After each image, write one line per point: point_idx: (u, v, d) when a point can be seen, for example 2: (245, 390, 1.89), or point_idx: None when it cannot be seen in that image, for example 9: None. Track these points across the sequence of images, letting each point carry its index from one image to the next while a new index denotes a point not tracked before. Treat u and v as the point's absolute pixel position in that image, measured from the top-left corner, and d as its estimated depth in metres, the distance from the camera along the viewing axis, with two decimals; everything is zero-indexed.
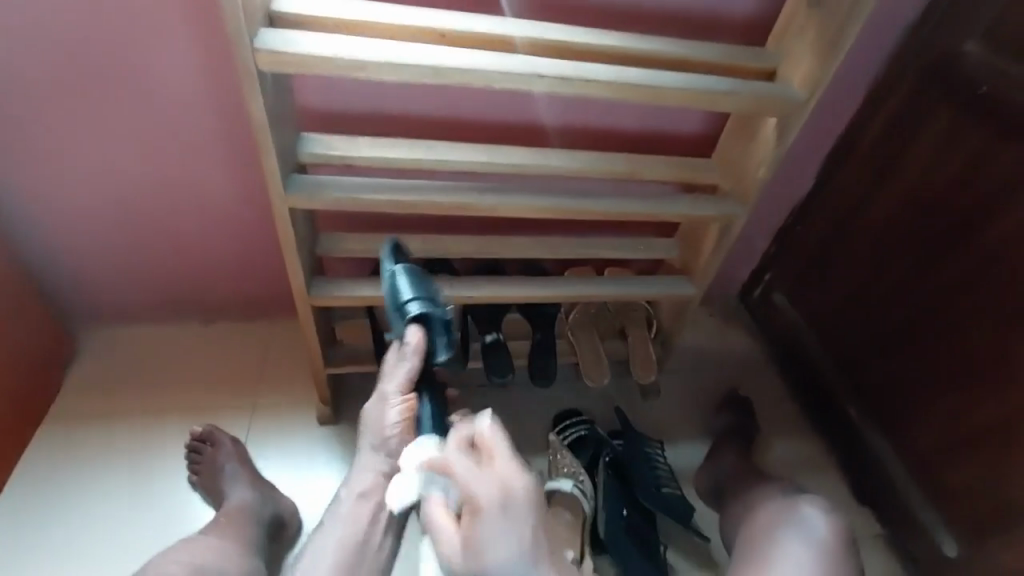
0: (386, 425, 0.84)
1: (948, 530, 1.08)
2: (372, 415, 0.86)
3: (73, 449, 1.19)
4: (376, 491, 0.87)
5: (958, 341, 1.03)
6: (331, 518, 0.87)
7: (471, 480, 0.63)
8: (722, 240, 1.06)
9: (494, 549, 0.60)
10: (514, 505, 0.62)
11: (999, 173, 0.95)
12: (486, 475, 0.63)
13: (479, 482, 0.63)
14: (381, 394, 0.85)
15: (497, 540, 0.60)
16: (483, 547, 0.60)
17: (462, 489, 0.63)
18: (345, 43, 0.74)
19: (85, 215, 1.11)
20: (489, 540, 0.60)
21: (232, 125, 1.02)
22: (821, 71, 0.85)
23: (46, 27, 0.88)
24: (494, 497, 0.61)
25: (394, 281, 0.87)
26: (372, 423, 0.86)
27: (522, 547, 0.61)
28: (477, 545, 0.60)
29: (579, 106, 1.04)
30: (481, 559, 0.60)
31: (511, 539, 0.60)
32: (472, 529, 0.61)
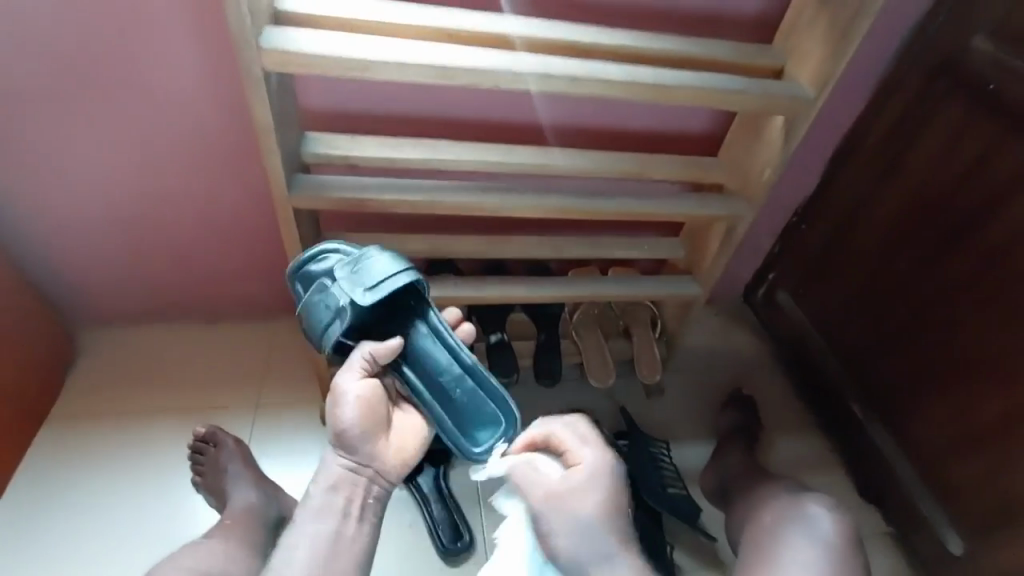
0: (346, 409, 0.80)
1: (952, 527, 1.08)
2: (329, 406, 0.82)
3: (76, 449, 1.19)
4: (346, 480, 0.80)
5: (964, 339, 1.02)
6: (298, 519, 0.78)
7: (576, 447, 0.79)
8: (729, 239, 1.05)
9: (585, 503, 0.76)
10: (608, 474, 0.78)
11: (1005, 171, 0.94)
12: (588, 450, 0.79)
13: (579, 450, 0.79)
14: (335, 385, 0.82)
15: (592, 498, 0.76)
16: (578, 497, 0.76)
17: (570, 458, 0.79)
18: (350, 42, 0.73)
19: (86, 216, 1.10)
20: (587, 498, 0.76)
21: (235, 125, 1.01)
22: (830, 69, 0.84)
23: (47, 27, 0.88)
24: (595, 463, 0.78)
25: (312, 303, 0.88)
26: (329, 414, 0.81)
27: (610, 506, 0.76)
28: (574, 499, 0.76)
29: (585, 105, 1.03)
30: (576, 511, 0.75)
31: (602, 497, 0.76)
32: (574, 479, 0.77)
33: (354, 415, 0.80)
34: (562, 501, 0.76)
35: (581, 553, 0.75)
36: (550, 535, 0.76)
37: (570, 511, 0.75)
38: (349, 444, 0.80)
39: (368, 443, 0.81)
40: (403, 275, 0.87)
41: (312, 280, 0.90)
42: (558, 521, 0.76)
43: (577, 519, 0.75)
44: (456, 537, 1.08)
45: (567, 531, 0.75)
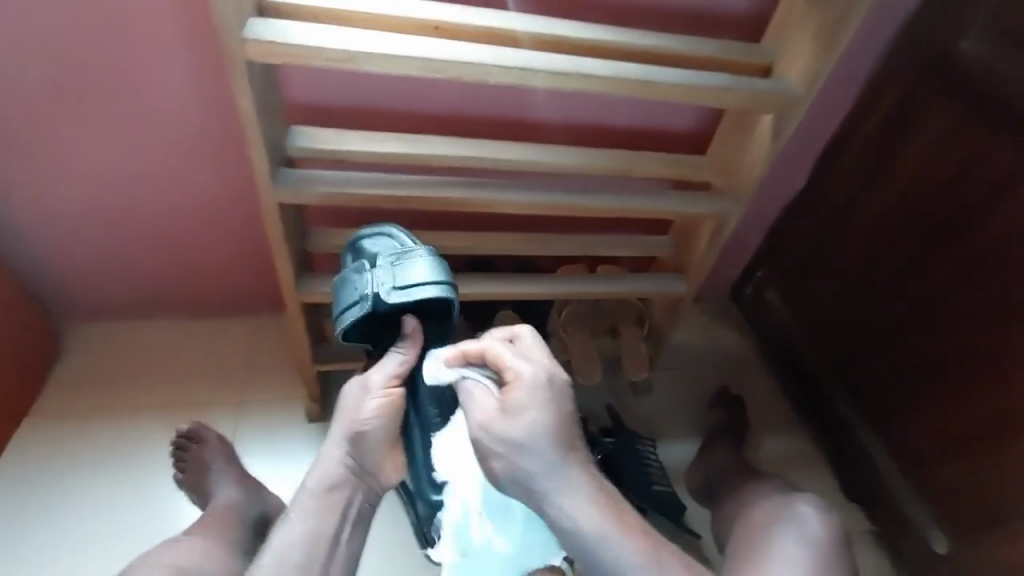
0: (364, 414, 0.82)
1: (936, 524, 1.09)
2: (350, 400, 0.84)
3: (55, 447, 1.16)
4: (346, 483, 0.81)
5: (951, 339, 1.03)
6: (294, 512, 0.79)
7: (511, 356, 0.78)
8: (717, 237, 1.06)
9: (524, 417, 0.76)
10: (547, 383, 0.77)
11: (994, 173, 0.95)
12: (525, 360, 0.79)
13: (519, 364, 0.78)
14: (363, 383, 0.85)
15: (533, 412, 0.76)
16: (517, 412, 0.76)
17: (505, 372, 0.78)
18: (334, 34, 0.72)
19: (66, 209, 1.08)
20: (528, 412, 0.76)
21: (219, 117, 1.00)
22: (819, 67, 0.84)
23: (25, 15, 0.86)
24: (534, 377, 0.77)
25: (349, 276, 0.91)
26: (348, 409, 0.83)
27: (550, 420, 0.76)
28: (517, 411, 0.76)
29: (573, 101, 1.03)
30: (513, 425, 0.76)
31: (541, 411, 0.76)
32: (512, 396, 0.77)
33: (374, 421, 0.82)
34: (501, 415, 0.77)
35: (524, 463, 0.75)
36: (490, 451, 0.77)
37: (508, 427, 0.76)
38: (359, 446, 0.82)
39: (375, 451, 0.83)
40: (437, 286, 0.90)
41: (360, 258, 0.93)
42: (500, 440, 0.76)
43: (516, 435, 0.75)
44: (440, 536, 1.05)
45: (507, 440, 0.76)
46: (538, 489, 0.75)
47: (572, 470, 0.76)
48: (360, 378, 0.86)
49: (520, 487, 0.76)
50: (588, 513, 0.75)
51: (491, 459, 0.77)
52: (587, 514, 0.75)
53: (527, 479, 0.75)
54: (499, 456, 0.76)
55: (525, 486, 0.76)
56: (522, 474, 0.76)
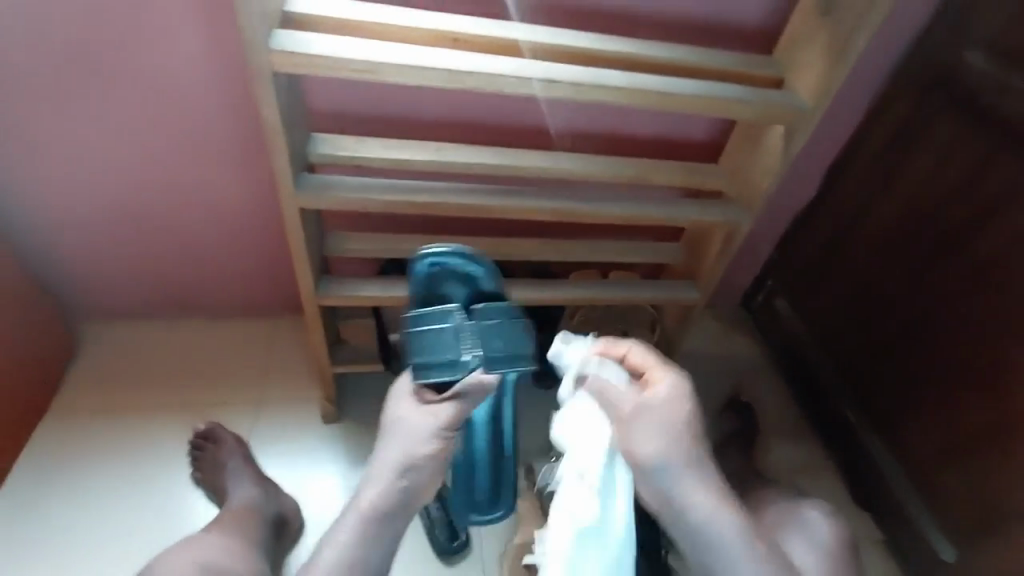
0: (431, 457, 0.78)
1: (942, 534, 1.09)
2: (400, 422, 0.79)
3: (76, 444, 1.19)
4: (396, 511, 0.77)
5: (956, 349, 1.03)
6: (353, 523, 0.76)
7: (655, 367, 0.74)
8: (728, 245, 1.07)
9: (669, 423, 0.70)
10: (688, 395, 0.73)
11: (997, 184, 0.96)
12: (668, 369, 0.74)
13: (657, 387, 0.73)
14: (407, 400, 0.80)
15: (676, 419, 0.71)
16: (665, 418, 0.71)
17: (650, 378, 0.74)
18: (356, 46, 0.75)
19: (92, 212, 1.12)
20: (672, 421, 0.71)
21: (241, 124, 1.02)
22: (830, 79, 0.85)
23: (58, 26, 0.89)
24: (676, 385, 0.73)
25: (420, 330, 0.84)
26: (402, 434, 0.78)
27: (688, 428, 0.71)
28: (664, 415, 0.71)
29: (586, 111, 1.05)
30: (660, 428, 0.70)
31: (684, 419, 0.71)
32: (658, 398, 0.71)
33: (430, 451, 0.77)
34: (644, 419, 0.70)
35: (670, 470, 0.70)
36: (636, 445, 0.70)
37: (655, 430, 0.70)
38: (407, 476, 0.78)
39: (425, 484, 0.79)
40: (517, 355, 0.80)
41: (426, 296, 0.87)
42: (642, 437, 0.70)
43: (659, 435, 0.70)
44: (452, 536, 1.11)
45: (654, 447, 0.70)
46: (682, 500, 0.71)
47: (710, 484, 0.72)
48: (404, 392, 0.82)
49: (665, 497, 0.71)
50: (724, 518, 0.71)
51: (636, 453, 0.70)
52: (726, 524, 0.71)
53: (672, 485, 0.70)
54: (646, 455, 0.70)
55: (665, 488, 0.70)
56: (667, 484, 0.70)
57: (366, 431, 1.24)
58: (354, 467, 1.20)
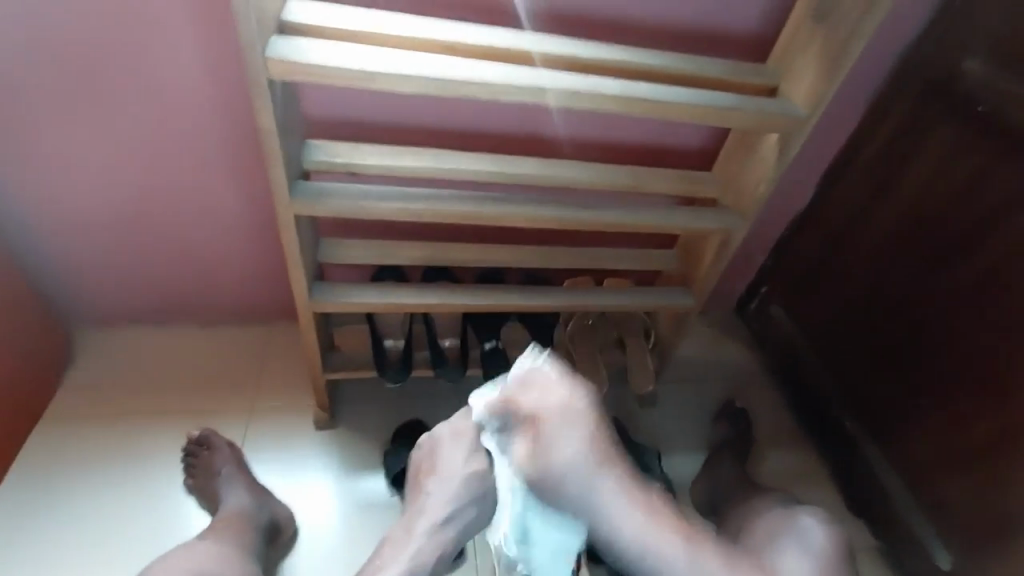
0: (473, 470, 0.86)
1: (941, 541, 1.09)
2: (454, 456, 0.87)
3: (67, 452, 1.18)
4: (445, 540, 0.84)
5: (953, 357, 1.04)
6: (409, 527, 0.84)
7: (541, 403, 0.79)
8: (722, 253, 1.08)
9: (561, 451, 0.77)
10: (576, 417, 0.79)
11: (994, 192, 0.97)
12: (550, 399, 0.80)
13: (547, 416, 0.79)
14: (457, 435, 0.88)
15: (567, 448, 0.78)
16: (555, 448, 0.77)
17: (536, 414, 0.79)
18: (353, 54, 0.75)
19: (85, 218, 1.11)
20: (568, 454, 0.77)
21: (237, 131, 1.02)
22: (823, 90, 0.86)
23: (55, 32, 0.89)
24: (564, 411, 0.79)
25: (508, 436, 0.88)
26: (454, 466, 0.86)
27: (584, 446, 0.78)
28: (555, 458, 0.77)
29: (582, 119, 1.06)
30: (553, 463, 0.77)
31: (576, 445, 0.78)
32: (546, 437, 0.78)
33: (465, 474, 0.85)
34: (538, 460, 0.77)
35: (570, 498, 0.78)
36: (537, 484, 0.78)
37: (548, 466, 0.77)
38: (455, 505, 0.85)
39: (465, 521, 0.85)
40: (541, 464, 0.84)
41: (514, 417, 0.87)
42: (544, 478, 0.77)
43: (555, 470, 0.77)
44: None
45: (545, 472, 0.77)
46: (598, 509, 0.79)
47: (613, 479, 0.80)
48: (450, 428, 0.89)
49: (575, 512, 0.79)
50: (625, 509, 0.80)
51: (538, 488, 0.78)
52: (628, 516, 0.80)
53: (579, 497, 0.78)
54: (554, 493, 0.78)
55: (575, 502, 0.78)
56: (571, 500, 0.78)
57: (360, 439, 1.23)
58: (347, 474, 1.19)
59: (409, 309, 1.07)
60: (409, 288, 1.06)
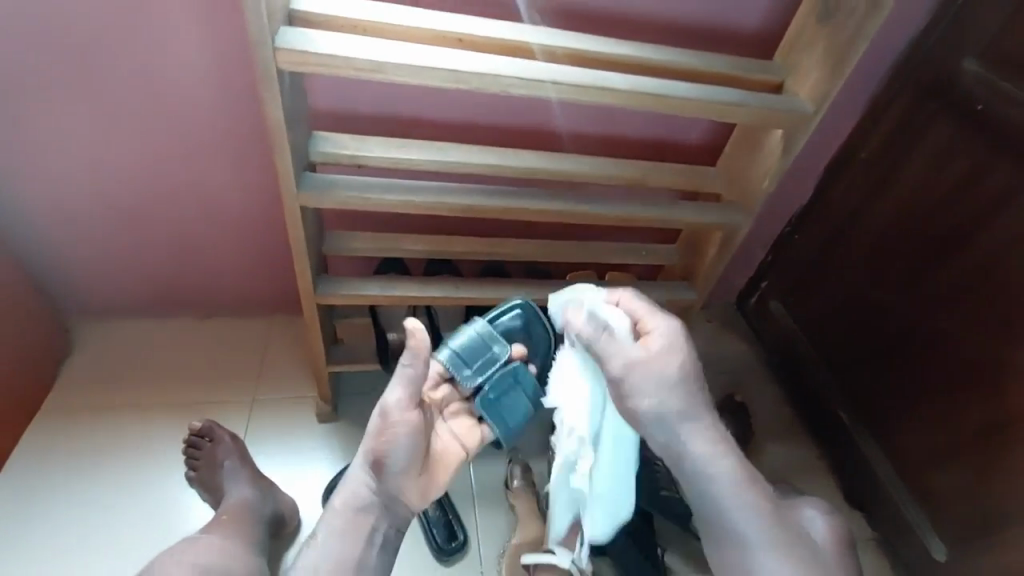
0: (389, 442, 0.73)
1: (934, 533, 1.11)
2: (372, 428, 0.74)
3: (70, 444, 1.17)
4: (373, 507, 0.77)
5: (950, 352, 1.05)
6: (324, 528, 0.77)
7: (649, 316, 0.80)
8: (725, 247, 1.08)
9: (667, 366, 0.77)
10: (679, 340, 0.80)
11: (991, 190, 0.98)
12: (660, 320, 0.80)
13: (654, 315, 0.80)
14: (384, 406, 0.74)
15: (673, 362, 0.78)
16: (672, 354, 0.78)
17: (643, 322, 0.80)
18: (362, 45, 0.74)
19: (86, 208, 1.10)
20: (677, 370, 0.78)
21: (241, 122, 1.02)
22: (828, 86, 0.87)
23: (55, 20, 0.88)
24: (669, 331, 0.80)
25: (469, 339, 0.83)
26: (370, 437, 0.74)
27: (687, 363, 0.79)
28: (652, 363, 0.77)
29: (586, 113, 1.06)
30: (659, 372, 0.77)
31: (681, 357, 0.79)
32: (650, 345, 0.78)
33: (386, 443, 0.73)
34: (643, 362, 0.77)
35: (672, 422, 0.78)
36: (637, 395, 0.77)
37: (654, 380, 0.77)
38: (380, 474, 0.75)
39: (401, 480, 0.76)
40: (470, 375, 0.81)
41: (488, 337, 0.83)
42: (654, 395, 0.77)
43: (663, 393, 0.77)
44: (450, 536, 1.11)
45: (654, 372, 0.77)
46: (679, 434, 0.79)
47: (702, 427, 0.80)
48: (379, 404, 0.75)
49: (668, 434, 0.79)
50: (721, 456, 0.80)
51: (638, 400, 0.77)
52: (722, 463, 0.80)
53: (671, 424, 0.78)
54: (643, 399, 0.77)
55: (672, 430, 0.79)
56: (673, 421, 0.78)
57: (362, 430, 1.24)
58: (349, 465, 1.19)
59: (413, 302, 1.06)
60: (415, 281, 1.07)
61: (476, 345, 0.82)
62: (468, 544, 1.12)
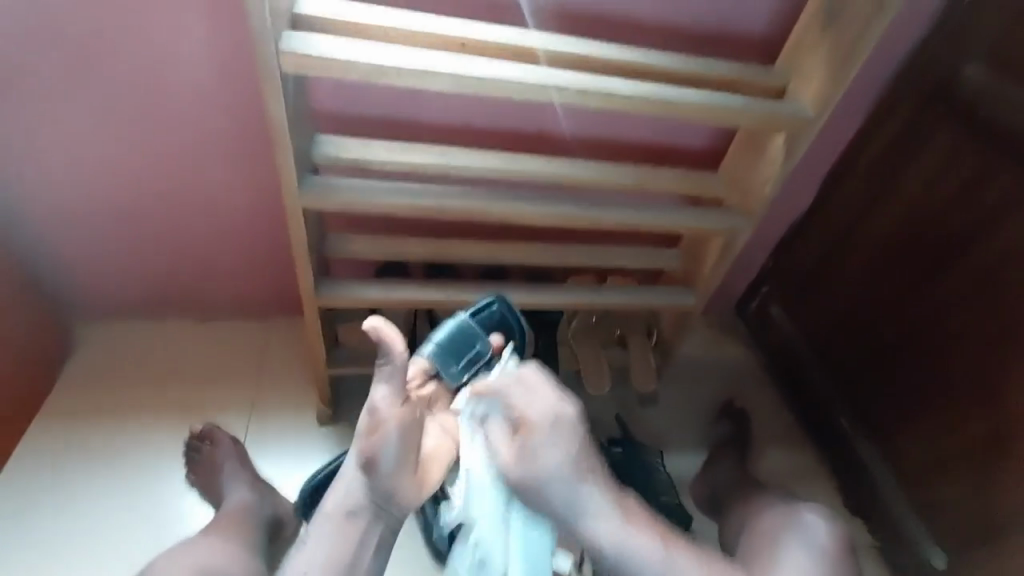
0: (379, 441, 0.73)
1: (935, 541, 1.11)
2: (360, 429, 0.74)
3: (69, 444, 1.17)
4: (369, 509, 0.77)
5: (952, 358, 1.05)
6: (318, 530, 0.77)
7: (525, 402, 0.76)
8: (726, 253, 1.08)
9: (549, 458, 0.74)
10: (566, 429, 0.76)
11: (995, 196, 0.98)
12: (538, 406, 0.76)
13: (531, 406, 0.76)
14: (370, 405, 0.74)
15: (554, 449, 0.75)
16: (533, 455, 0.75)
17: (521, 407, 0.76)
18: (366, 48, 0.75)
19: (88, 209, 1.10)
20: (551, 449, 0.75)
21: (244, 125, 1.02)
22: (830, 92, 0.87)
23: (60, 21, 0.88)
24: (553, 416, 0.76)
25: (452, 335, 0.84)
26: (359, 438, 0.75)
27: (568, 459, 0.75)
28: (528, 451, 0.75)
29: (588, 118, 1.06)
30: (538, 464, 0.75)
31: (566, 455, 0.75)
32: (528, 439, 0.75)
33: (374, 443, 0.73)
34: (520, 465, 0.75)
35: (543, 498, 0.75)
36: (514, 479, 0.76)
37: (531, 471, 0.75)
38: (372, 474, 0.75)
39: (394, 479, 0.75)
40: (456, 371, 0.84)
41: (469, 332, 0.85)
42: (526, 480, 0.75)
43: (536, 476, 0.75)
44: (447, 540, 1.09)
45: (534, 485, 0.75)
46: (581, 509, 0.76)
47: (599, 499, 0.77)
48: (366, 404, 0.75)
49: (579, 527, 0.76)
50: (637, 540, 0.77)
51: (514, 486, 0.76)
52: (637, 543, 0.77)
53: (559, 500, 0.75)
54: (519, 474, 0.75)
55: (552, 504, 0.75)
56: (555, 504, 0.75)
57: None
58: None
59: (413, 304, 1.06)
60: (415, 284, 1.06)
61: (459, 341, 0.84)
62: None
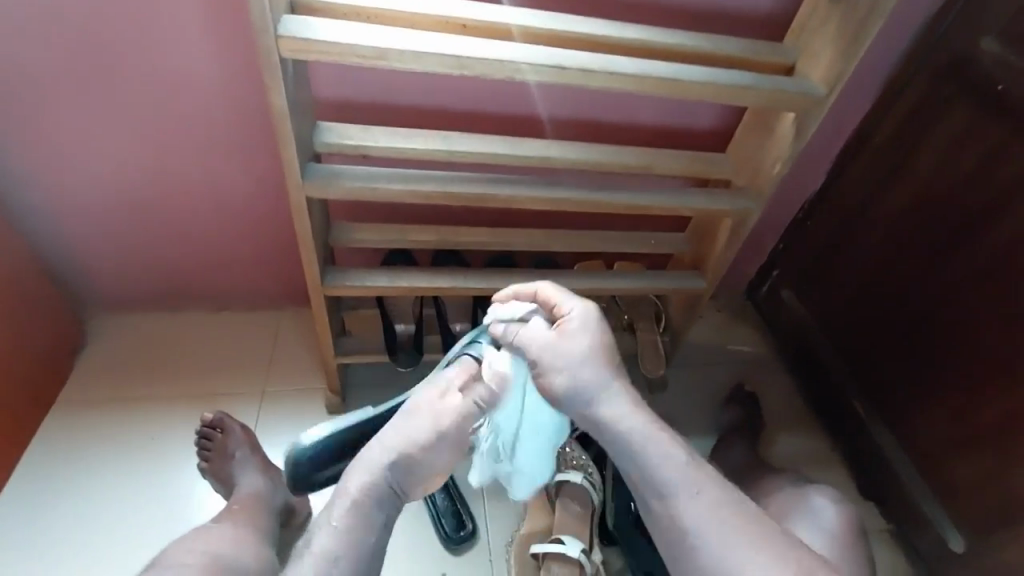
0: (438, 444, 0.77)
1: (951, 524, 1.09)
2: (422, 424, 0.77)
3: (86, 435, 1.19)
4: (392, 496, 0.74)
5: (967, 344, 1.03)
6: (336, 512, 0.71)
7: (562, 300, 0.81)
8: (735, 235, 1.07)
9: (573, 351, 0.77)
10: (595, 325, 0.79)
11: (1011, 176, 0.95)
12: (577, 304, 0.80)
13: (568, 301, 0.80)
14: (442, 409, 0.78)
15: (587, 338, 0.77)
16: (576, 339, 0.77)
17: (559, 308, 0.80)
18: (365, 31, 0.74)
19: (96, 203, 1.11)
20: (585, 349, 0.77)
21: (246, 114, 1.02)
22: (842, 67, 0.85)
23: (59, 13, 0.88)
24: (583, 313, 0.79)
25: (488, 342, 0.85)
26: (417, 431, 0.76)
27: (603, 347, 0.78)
28: (564, 341, 0.77)
29: (592, 100, 1.05)
30: (564, 348, 0.76)
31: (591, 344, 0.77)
32: (566, 328, 0.78)
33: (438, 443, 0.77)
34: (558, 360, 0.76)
35: (578, 390, 0.75)
36: (545, 368, 0.77)
37: (565, 358, 0.76)
38: (411, 465, 0.75)
39: (429, 476, 0.78)
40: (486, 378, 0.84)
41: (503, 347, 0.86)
42: (558, 368, 0.76)
43: (562, 360, 0.76)
44: (458, 525, 1.11)
45: (574, 390, 0.76)
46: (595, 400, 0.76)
47: (620, 391, 0.77)
48: (435, 404, 0.79)
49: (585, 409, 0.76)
50: (638, 420, 0.75)
51: (547, 376, 0.76)
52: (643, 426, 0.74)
53: (582, 392, 0.76)
54: (556, 377, 0.76)
55: (577, 396, 0.76)
56: (575, 381, 0.76)
57: None
58: None
59: (419, 292, 1.06)
60: (422, 271, 1.06)
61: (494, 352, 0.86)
62: (477, 534, 1.12)
